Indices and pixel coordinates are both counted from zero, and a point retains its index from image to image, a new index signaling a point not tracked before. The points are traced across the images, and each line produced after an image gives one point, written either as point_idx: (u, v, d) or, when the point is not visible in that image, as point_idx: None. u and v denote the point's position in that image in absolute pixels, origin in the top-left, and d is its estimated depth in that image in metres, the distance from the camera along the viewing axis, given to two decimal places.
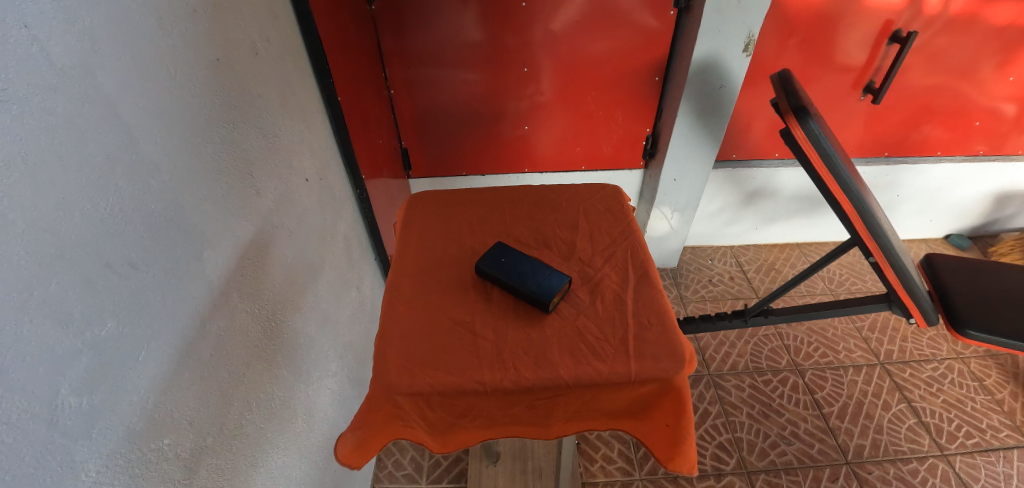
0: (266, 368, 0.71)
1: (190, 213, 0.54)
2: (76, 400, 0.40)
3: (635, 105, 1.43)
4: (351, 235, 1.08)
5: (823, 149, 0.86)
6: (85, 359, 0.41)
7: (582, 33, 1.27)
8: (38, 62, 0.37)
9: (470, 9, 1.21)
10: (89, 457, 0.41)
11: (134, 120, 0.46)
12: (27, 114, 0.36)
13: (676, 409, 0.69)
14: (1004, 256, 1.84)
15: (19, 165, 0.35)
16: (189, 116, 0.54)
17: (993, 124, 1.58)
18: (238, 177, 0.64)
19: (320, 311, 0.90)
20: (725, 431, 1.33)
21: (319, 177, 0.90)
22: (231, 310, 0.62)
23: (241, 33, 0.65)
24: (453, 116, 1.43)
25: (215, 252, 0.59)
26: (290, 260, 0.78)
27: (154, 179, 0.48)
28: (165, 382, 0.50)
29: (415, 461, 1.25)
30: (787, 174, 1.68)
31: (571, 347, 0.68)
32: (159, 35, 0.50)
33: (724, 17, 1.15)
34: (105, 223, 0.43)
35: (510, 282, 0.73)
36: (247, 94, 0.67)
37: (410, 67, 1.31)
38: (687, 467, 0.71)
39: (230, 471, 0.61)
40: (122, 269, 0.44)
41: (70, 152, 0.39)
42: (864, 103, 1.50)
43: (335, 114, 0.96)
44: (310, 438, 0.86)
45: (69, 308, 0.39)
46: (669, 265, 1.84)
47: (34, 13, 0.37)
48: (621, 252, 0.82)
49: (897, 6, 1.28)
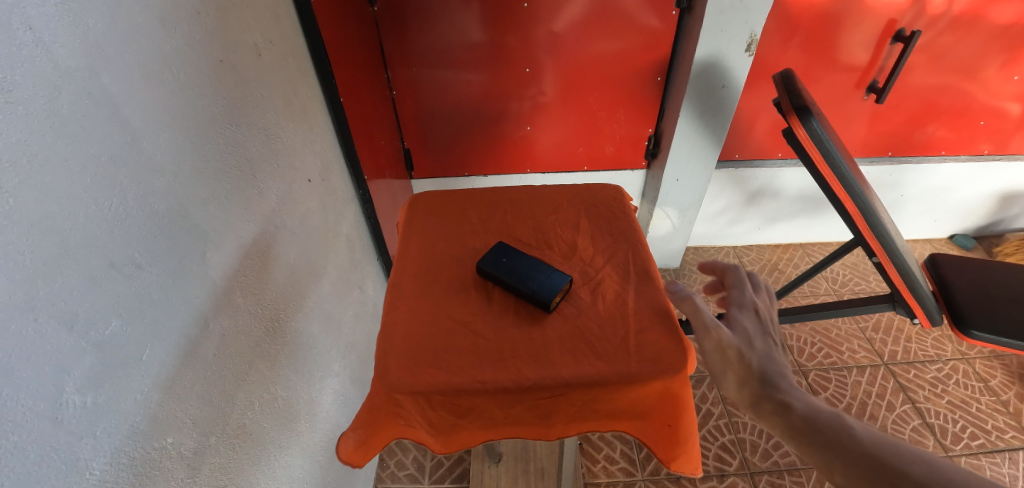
0: (269, 367, 0.71)
1: (193, 213, 0.54)
2: (80, 399, 0.40)
3: (637, 105, 1.43)
4: (354, 235, 1.08)
5: (825, 149, 0.86)
6: (89, 359, 0.41)
7: (583, 35, 1.27)
8: (43, 63, 0.37)
9: (472, 10, 1.21)
10: (95, 455, 0.42)
11: (138, 121, 0.46)
12: (33, 115, 0.36)
13: (676, 406, 0.69)
14: (1009, 256, 1.83)
15: (24, 165, 0.36)
16: (193, 117, 0.54)
17: (998, 123, 1.57)
18: (242, 178, 0.65)
19: (323, 311, 0.90)
20: (728, 432, 1.33)
21: (321, 177, 0.91)
22: (235, 310, 0.63)
23: (245, 34, 0.66)
24: (455, 116, 1.43)
25: (218, 251, 0.59)
26: (293, 260, 0.78)
27: (158, 180, 0.49)
28: (168, 381, 0.50)
29: (417, 461, 1.25)
30: (790, 174, 1.67)
31: (572, 347, 0.68)
32: (162, 37, 0.50)
33: (725, 17, 1.16)
34: (109, 222, 0.43)
35: (511, 282, 0.73)
36: (251, 96, 0.67)
37: (413, 68, 1.31)
38: (690, 467, 0.71)
39: (234, 471, 0.62)
40: (127, 268, 0.45)
41: (74, 153, 0.39)
42: (867, 103, 1.49)
43: (339, 115, 0.96)
44: (313, 437, 0.86)
45: (74, 307, 0.40)
46: (672, 265, 1.83)
47: (40, 15, 0.37)
48: (622, 251, 0.82)
49: (901, 5, 1.28)
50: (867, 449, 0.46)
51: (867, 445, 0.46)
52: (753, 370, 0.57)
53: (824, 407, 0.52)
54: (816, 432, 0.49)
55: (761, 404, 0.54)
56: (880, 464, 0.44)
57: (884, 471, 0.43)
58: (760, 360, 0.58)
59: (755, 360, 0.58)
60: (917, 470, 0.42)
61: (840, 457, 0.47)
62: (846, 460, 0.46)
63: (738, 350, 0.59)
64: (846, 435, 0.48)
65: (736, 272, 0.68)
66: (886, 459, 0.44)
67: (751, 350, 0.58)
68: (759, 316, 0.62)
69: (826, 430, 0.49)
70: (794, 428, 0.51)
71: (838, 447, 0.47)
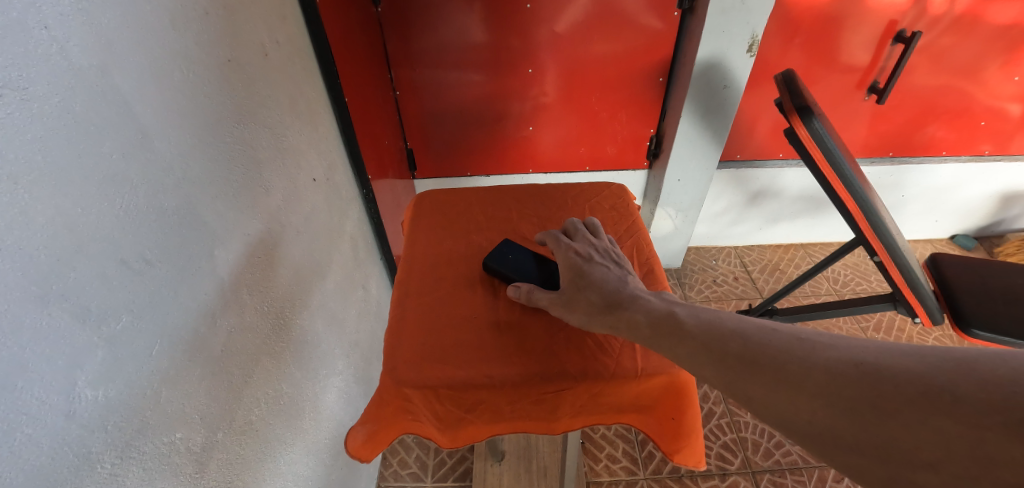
0: (274, 364, 0.71)
1: (201, 211, 0.55)
2: (92, 393, 0.41)
3: (639, 106, 1.44)
4: (357, 235, 1.09)
5: (826, 147, 0.86)
6: (100, 353, 0.41)
7: (585, 35, 1.28)
8: (57, 61, 0.38)
9: (475, 11, 1.21)
10: (105, 449, 0.42)
11: (147, 119, 0.47)
12: (47, 113, 0.37)
13: (681, 401, 0.69)
14: (1010, 256, 1.84)
15: (39, 162, 0.36)
16: (201, 116, 0.55)
17: (999, 124, 1.58)
18: (248, 176, 0.65)
19: (327, 309, 0.91)
20: (729, 431, 1.33)
21: (326, 177, 0.91)
22: (241, 307, 0.63)
23: (252, 34, 0.66)
24: (458, 116, 1.44)
25: (226, 249, 0.60)
26: (298, 258, 0.79)
27: (167, 178, 0.49)
28: (175, 376, 0.50)
29: (420, 460, 1.25)
30: (792, 174, 1.67)
31: (577, 342, 0.69)
32: (172, 36, 0.51)
33: (727, 18, 1.16)
34: (120, 217, 0.43)
35: (517, 276, 0.74)
36: (258, 95, 0.68)
37: (416, 69, 1.32)
38: (694, 460, 0.71)
39: (240, 467, 0.62)
40: (137, 265, 0.45)
41: (86, 150, 0.40)
42: (868, 103, 1.50)
43: (343, 115, 0.97)
44: (317, 435, 0.86)
45: (87, 302, 0.40)
46: (674, 265, 1.84)
47: (54, 15, 0.38)
48: (627, 248, 0.82)
49: (902, 6, 1.28)
50: (699, 336, 0.52)
51: (698, 332, 0.52)
52: (596, 296, 0.63)
53: (658, 304, 0.59)
54: (658, 330, 0.56)
55: (610, 321, 0.61)
56: (712, 347, 0.50)
57: (715, 352, 0.49)
58: (597, 284, 0.65)
59: (594, 286, 0.65)
60: (737, 343, 0.49)
61: (682, 349, 0.53)
62: (685, 349, 0.52)
63: (576, 287, 0.66)
64: (679, 325, 0.55)
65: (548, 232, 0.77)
66: (712, 340, 0.51)
67: (587, 281, 0.66)
68: (582, 254, 0.71)
69: (663, 326, 0.56)
70: (642, 331, 0.57)
71: (677, 340, 0.54)
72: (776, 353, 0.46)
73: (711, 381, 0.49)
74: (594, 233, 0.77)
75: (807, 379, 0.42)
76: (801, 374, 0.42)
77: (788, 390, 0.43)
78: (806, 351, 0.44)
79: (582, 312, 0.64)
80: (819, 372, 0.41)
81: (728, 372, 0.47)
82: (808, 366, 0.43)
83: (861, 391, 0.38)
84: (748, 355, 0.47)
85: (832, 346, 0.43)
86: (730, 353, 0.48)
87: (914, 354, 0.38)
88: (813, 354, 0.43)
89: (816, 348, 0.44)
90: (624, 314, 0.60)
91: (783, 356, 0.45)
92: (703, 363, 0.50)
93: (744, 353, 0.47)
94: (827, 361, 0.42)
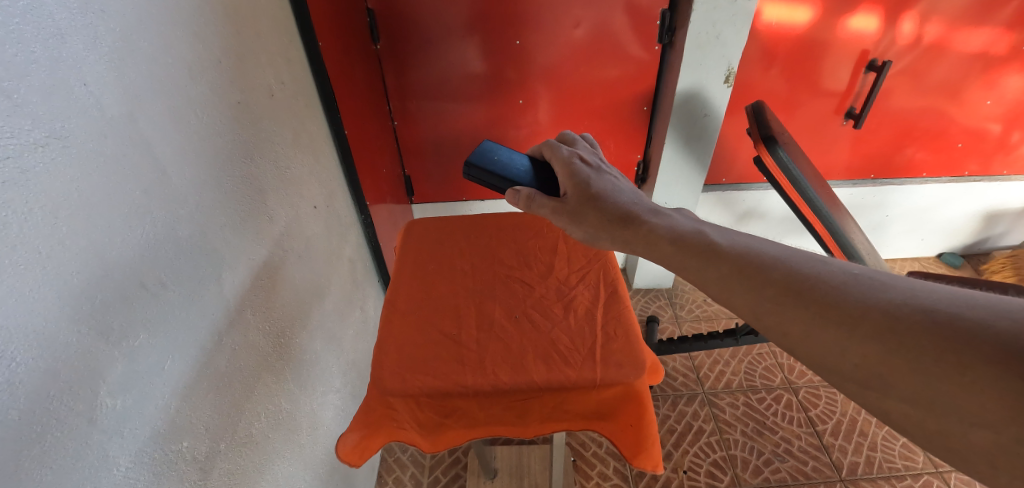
0: (276, 381, 0.76)
1: (211, 239, 0.61)
2: (112, 401, 0.46)
3: (626, 132, 1.50)
4: (356, 258, 1.15)
5: (792, 175, 0.92)
6: (120, 366, 0.47)
7: (574, 67, 1.36)
8: (93, 112, 0.44)
9: (469, 44, 1.29)
10: (121, 453, 0.47)
11: (167, 159, 0.53)
12: (82, 155, 0.43)
13: (640, 406, 0.72)
14: (995, 273, 1.88)
15: (76, 200, 0.42)
16: (213, 152, 0.61)
17: (977, 145, 1.64)
18: (254, 206, 0.71)
19: (326, 329, 0.96)
20: (719, 449, 1.35)
21: (326, 204, 0.97)
22: (245, 326, 0.68)
23: (259, 77, 0.73)
24: (453, 144, 1.51)
25: (232, 273, 0.65)
26: (299, 281, 0.84)
27: (182, 209, 0.55)
28: (185, 389, 0.56)
29: (415, 478, 1.28)
30: (776, 197, 1.73)
31: (544, 356, 0.73)
32: (189, 83, 0.57)
33: (704, 52, 1.23)
34: (141, 246, 0.49)
35: (509, 181, 0.78)
36: (263, 131, 0.74)
37: (413, 100, 1.40)
38: (652, 465, 0.73)
39: (241, 475, 0.67)
40: (154, 287, 0.51)
41: (113, 188, 0.46)
42: (847, 128, 1.57)
43: (342, 146, 1.04)
44: (314, 449, 0.90)
45: (111, 322, 0.46)
46: (664, 285, 1.88)
47: (91, 73, 0.44)
48: (595, 271, 0.87)
49: (873, 36, 1.36)
50: (733, 256, 0.51)
51: (734, 256, 0.51)
52: (608, 208, 0.65)
53: (682, 222, 0.58)
54: (685, 249, 0.55)
55: (623, 234, 0.63)
56: (750, 272, 0.49)
57: (755, 280, 0.48)
58: (609, 198, 0.66)
59: (605, 201, 0.66)
60: (780, 272, 0.47)
61: (715, 263, 0.52)
62: (718, 271, 0.51)
63: (585, 199, 0.68)
64: (711, 246, 0.53)
65: (551, 145, 0.78)
66: (756, 264, 0.49)
67: (596, 194, 0.67)
68: (585, 165, 0.73)
69: (689, 244, 0.55)
70: (663, 248, 0.57)
71: (709, 258, 0.52)
72: (821, 282, 0.44)
73: (742, 309, 0.49)
74: (593, 152, 0.80)
75: (863, 324, 0.40)
76: (862, 313, 0.41)
77: (825, 344, 0.42)
78: (865, 290, 0.42)
79: (593, 225, 0.66)
80: (882, 313, 0.40)
81: (768, 303, 0.46)
82: (868, 306, 0.41)
83: (888, 370, 0.39)
84: (792, 284, 0.46)
85: (893, 287, 0.41)
86: (773, 282, 0.47)
87: (994, 310, 0.36)
88: (876, 293, 0.41)
89: (875, 287, 0.42)
90: (642, 229, 0.61)
91: (841, 293, 0.43)
92: (739, 290, 0.49)
93: (789, 283, 0.46)
94: (894, 302, 0.40)
